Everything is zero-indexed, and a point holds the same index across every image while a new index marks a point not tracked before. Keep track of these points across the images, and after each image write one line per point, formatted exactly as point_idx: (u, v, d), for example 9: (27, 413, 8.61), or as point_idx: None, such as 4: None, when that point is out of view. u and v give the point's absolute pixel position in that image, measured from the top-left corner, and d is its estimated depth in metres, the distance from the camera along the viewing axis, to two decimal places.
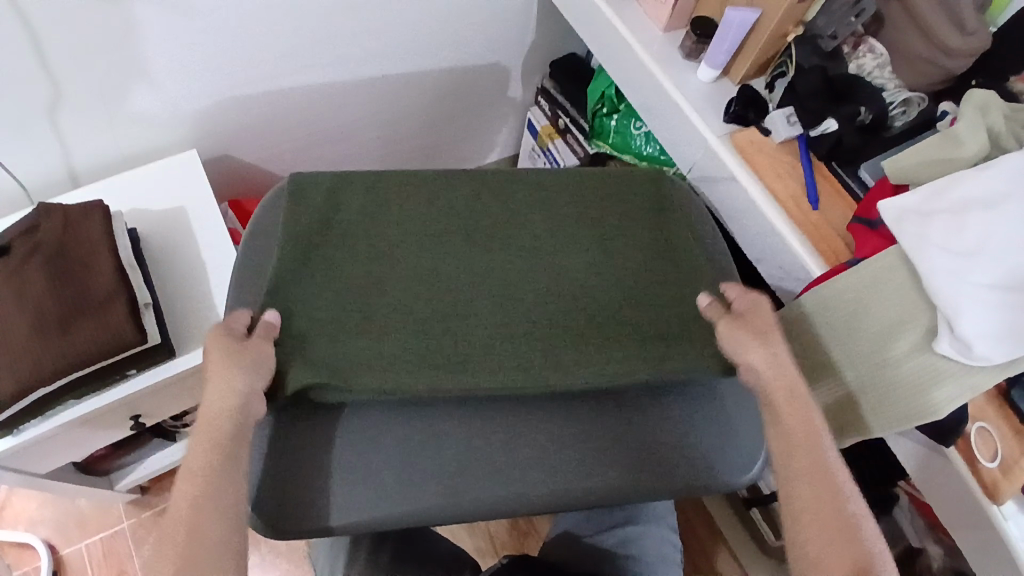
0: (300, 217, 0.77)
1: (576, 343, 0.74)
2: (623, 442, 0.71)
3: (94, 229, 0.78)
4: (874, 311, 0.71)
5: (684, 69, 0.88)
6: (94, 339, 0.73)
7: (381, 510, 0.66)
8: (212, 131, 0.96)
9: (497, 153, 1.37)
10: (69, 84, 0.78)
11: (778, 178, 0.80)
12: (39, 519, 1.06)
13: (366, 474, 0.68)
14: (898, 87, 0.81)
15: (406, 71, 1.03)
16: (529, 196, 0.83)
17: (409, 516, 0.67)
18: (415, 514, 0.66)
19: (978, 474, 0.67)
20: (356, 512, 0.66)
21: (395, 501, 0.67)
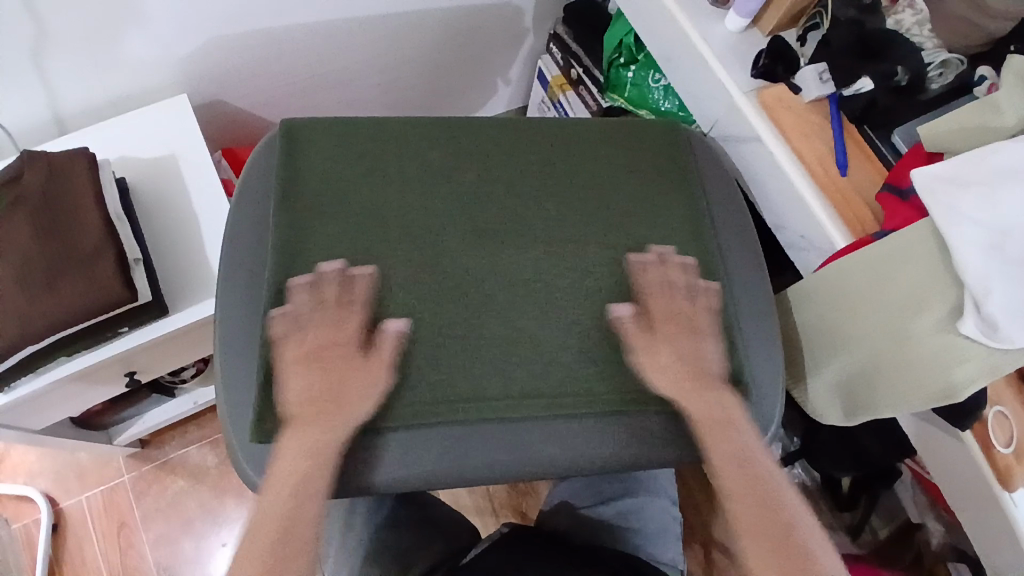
0: (286, 172, 0.73)
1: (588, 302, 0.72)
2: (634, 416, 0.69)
3: (78, 180, 0.73)
4: (899, 286, 0.67)
5: (710, 17, 0.81)
6: (81, 295, 0.69)
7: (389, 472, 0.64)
8: (204, 75, 0.90)
9: (504, 103, 1.31)
10: (50, 28, 0.72)
11: (805, 140, 0.75)
12: (38, 471, 1.06)
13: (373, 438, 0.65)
14: (937, 48, 0.74)
15: (410, 12, 0.96)
16: (530, 156, 0.77)
17: (416, 478, 0.65)
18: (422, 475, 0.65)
19: (992, 459, 0.65)
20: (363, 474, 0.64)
21: (402, 462, 0.64)
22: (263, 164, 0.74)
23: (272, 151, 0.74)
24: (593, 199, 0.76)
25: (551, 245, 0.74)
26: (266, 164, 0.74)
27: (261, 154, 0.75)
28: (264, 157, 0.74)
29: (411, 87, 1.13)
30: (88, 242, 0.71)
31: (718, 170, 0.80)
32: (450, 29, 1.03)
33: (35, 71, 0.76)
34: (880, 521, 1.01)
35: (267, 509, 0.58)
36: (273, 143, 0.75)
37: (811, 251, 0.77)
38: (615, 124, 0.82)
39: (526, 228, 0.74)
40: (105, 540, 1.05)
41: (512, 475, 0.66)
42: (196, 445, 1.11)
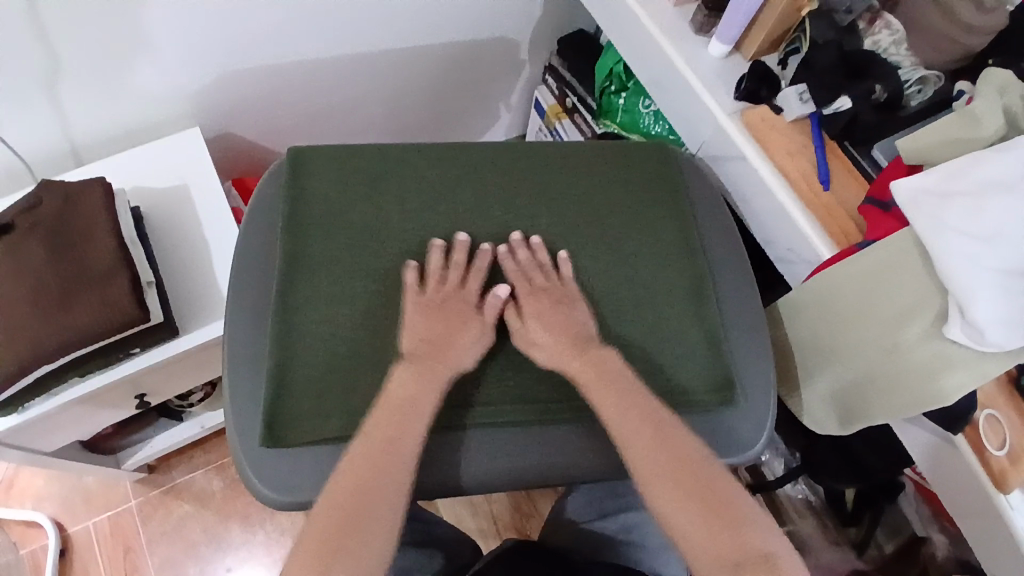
0: (290, 193, 0.76)
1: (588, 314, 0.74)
2: None
3: (94, 206, 0.77)
4: (887, 298, 0.69)
5: (695, 44, 0.86)
6: (94, 315, 0.72)
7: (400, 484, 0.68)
8: (215, 108, 0.95)
9: (504, 132, 1.35)
10: (68, 60, 0.77)
11: (789, 158, 0.78)
12: (46, 496, 1.08)
13: None
14: (914, 66, 0.78)
15: (411, 46, 1.01)
16: (523, 175, 0.81)
17: (425, 488, 0.69)
18: (431, 485, 0.68)
19: (986, 462, 0.66)
20: None
21: (411, 474, 0.68)
22: (268, 186, 0.78)
23: (277, 171, 0.78)
24: (583, 215, 0.79)
25: (545, 261, 0.76)
26: (271, 184, 0.78)
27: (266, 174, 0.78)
28: (269, 178, 0.78)
29: (412, 117, 1.17)
30: (102, 265, 0.74)
31: (706, 188, 0.83)
32: (449, 61, 1.09)
33: (54, 102, 0.81)
34: (885, 536, 1.01)
35: (327, 504, 0.58)
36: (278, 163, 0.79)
37: (800, 264, 0.79)
38: (606, 145, 0.85)
39: (519, 244, 0.77)
40: (110, 566, 1.06)
41: (517, 483, 0.70)
42: (202, 470, 1.12)
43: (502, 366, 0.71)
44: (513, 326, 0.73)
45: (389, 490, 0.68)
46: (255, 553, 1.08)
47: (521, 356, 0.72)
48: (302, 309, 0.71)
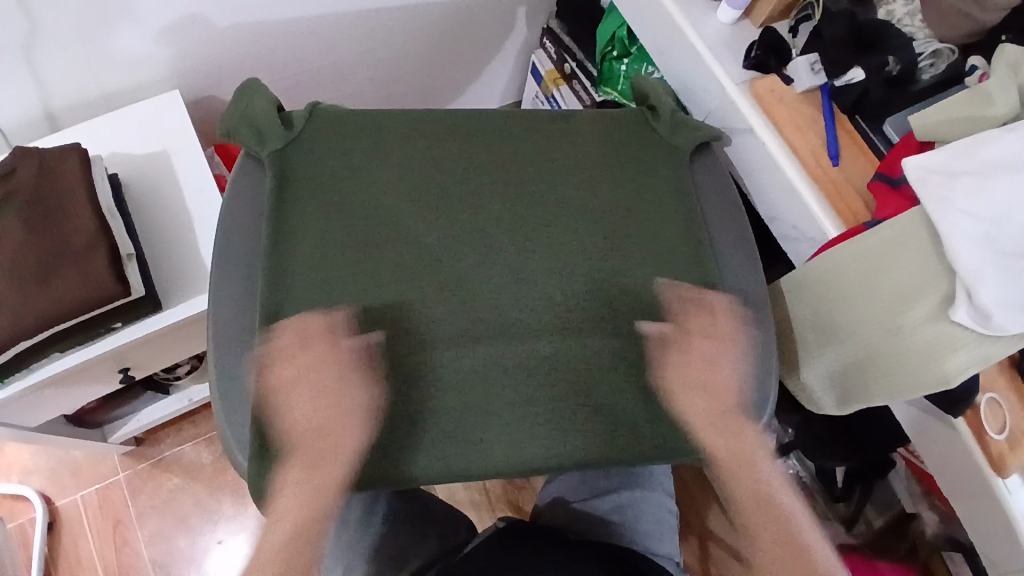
0: (274, 161, 0.72)
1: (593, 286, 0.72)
2: (631, 406, 0.70)
3: (71, 175, 0.73)
4: (892, 277, 0.67)
5: (703, 9, 0.81)
6: (73, 290, 0.69)
7: (392, 470, 0.66)
8: (197, 70, 0.90)
9: (498, 98, 1.31)
10: (47, 24, 0.72)
11: (798, 131, 0.75)
12: (33, 469, 1.06)
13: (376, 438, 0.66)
14: (927, 39, 0.74)
15: (404, 6, 0.96)
16: (520, 144, 0.77)
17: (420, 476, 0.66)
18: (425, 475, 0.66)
19: (986, 446, 0.66)
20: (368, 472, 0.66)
21: (405, 460, 0.66)
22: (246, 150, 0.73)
23: (255, 132, 0.73)
24: (583, 189, 0.76)
25: (547, 232, 0.74)
26: (249, 149, 0.73)
27: (242, 133, 0.74)
28: (247, 141, 0.73)
29: (404, 82, 1.13)
30: (80, 238, 0.70)
31: (711, 162, 0.80)
32: (443, 24, 1.03)
33: (28, 67, 0.76)
34: (874, 510, 1.03)
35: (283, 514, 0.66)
36: (257, 122, 0.74)
37: (804, 242, 0.77)
38: (608, 116, 0.82)
39: (515, 218, 0.74)
40: (101, 538, 1.05)
41: (512, 471, 0.68)
42: (191, 443, 1.11)
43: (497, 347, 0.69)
44: (508, 305, 0.71)
45: (381, 477, 0.66)
46: (247, 525, 1.08)
47: (524, 330, 0.70)
48: (291, 285, 0.68)
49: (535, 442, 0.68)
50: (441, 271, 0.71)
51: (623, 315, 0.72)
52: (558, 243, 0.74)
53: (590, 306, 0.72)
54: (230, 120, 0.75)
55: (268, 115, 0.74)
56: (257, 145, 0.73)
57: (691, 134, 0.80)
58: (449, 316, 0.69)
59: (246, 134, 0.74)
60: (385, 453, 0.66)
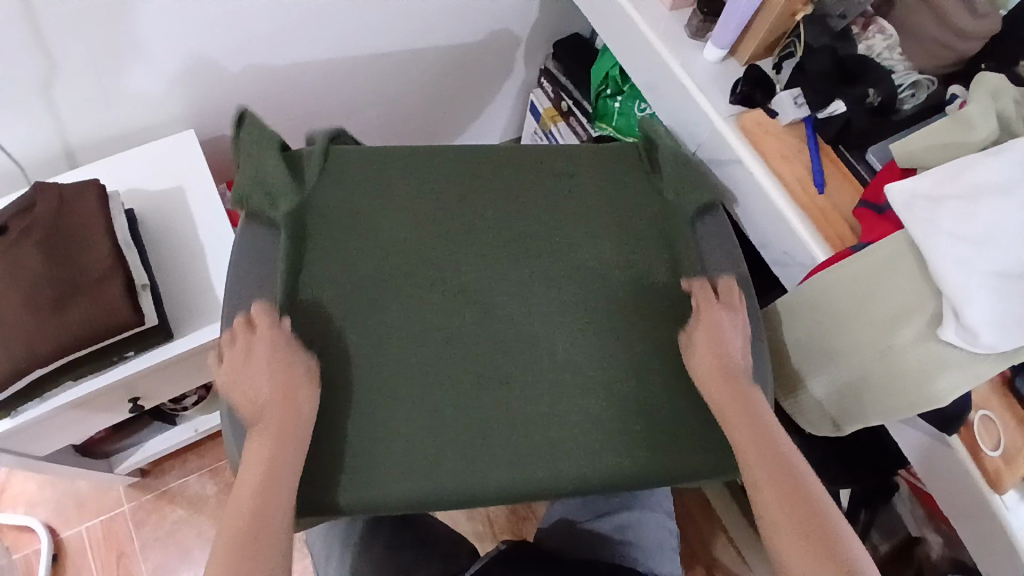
0: (289, 192, 0.76)
1: (591, 308, 0.75)
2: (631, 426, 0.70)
3: (88, 207, 0.76)
4: (881, 299, 0.69)
5: (691, 48, 0.86)
6: (88, 318, 0.71)
7: (411, 488, 0.66)
8: (211, 109, 0.94)
9: (499, 135, 1.35)
10: (65, 61, 0.77)
11: (783, 161, 0.78)
12: (38, 501, 1.07)
13: (379, 463, 0.67)
14: (907, 70, 0.79)
15: (408, 48, 1.01)
16: (518, 177, 0.81)
17: (441, 493, 0.66)
18: (447, 491, 0.66)
19: (981, 463, 0.67)
20: (379, 493, 0.66)
21: (421, 477, 0.66)
22: (242, 194, 0.73)
23: (256, 172, 0.74)
24: (579, 217, 0.80)
25: (546, 256, 0.77)
26: (255, 192, 0.73)
27: (242, 174, 0.74)
28: (246, 181, 0.74)
29: (407, 121, 1.17)
30: (97, 268, 0.74)
31: (703, 192, 0.82)
32: (445, 65, 1.08)
33: (51, 104, 0.80)
34: (880, 535, 0.99)
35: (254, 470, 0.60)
36: (256, 162, 0.74)
37: (795, 267, 0.79)
38: (601, 150, 0.85)
39: (511, 248, 0.77)
40: (103, 571, 1.05)
41: (529, 488, 0.68)
42: (196, 474, 1.11)
43: (498, 372, 0.71)
44: (509, 332, 0.73)
45: (392, 499, 0.66)
46: None
47: (531, 349, 0.73)
48: (298, 312, 0.71)
49: (530, 464, 0.68)
50: (440, 299, 0.74)
51: (624, 333, 0.74)
52: (556, 269, 0.77)
53: (587, 331, 0.74)
54: (239, 191, 0.74)
55: (265, 154, 0.75)
56: (255, 182, 0.74)
57: (682, 167, 0.82)
58: (449, 343, 0.72)
59: (259, 202, 0.73)
60: (398, 473, 0.66)
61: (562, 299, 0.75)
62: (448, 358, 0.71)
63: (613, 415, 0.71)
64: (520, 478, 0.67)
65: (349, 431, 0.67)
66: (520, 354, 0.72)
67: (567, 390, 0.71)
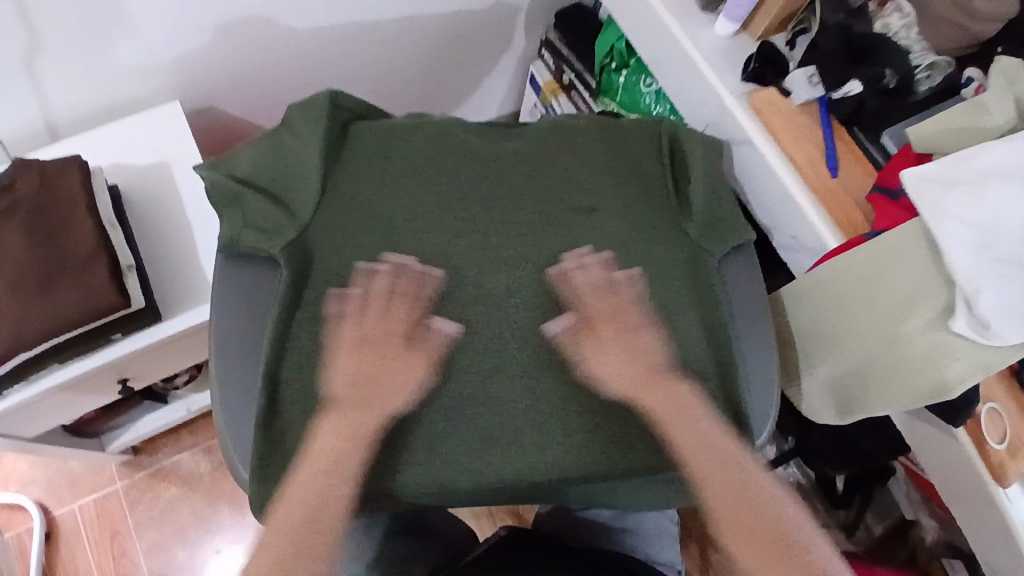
0: (275, 172, 0.71)
1: (601, 292, 0.68)
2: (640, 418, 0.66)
3: (72, 186, 0.73)
4: (890, 287, 0.67)
5: (701, 22, 0.82)
6: (73, 301, 0.69)
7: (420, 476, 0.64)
8: (198, 80, 0.90)
9: (498, 109, 1.31)
10: (49, 34, 0.72)
11: (795, 142, 0.76)
12: (30, 480, 1.05)
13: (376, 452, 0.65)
14: (925, 50, 0.74)
15: (402, 17, 0.96)
16: (525, 148, 0.74)
17: (451, 482, 0.64)
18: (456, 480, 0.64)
19: (985, 456, 0.66)
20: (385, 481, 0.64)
21: (430, 465, 0.64)
22: (230, 195, 0.70)
23: (256, 164, 0.72)
24: (586, 192, 0.72)
25: (548, 231, 0.70)
26: (240, 187, 0.70)
27: (239, 167, 0.72)
28: (241, 178, 0.71)
29: (402, 93, 1.13)
30: (82, 249, 0.71)
31: (723, 191, 0.74)
32: (442, 34, 1.04)
33: (29, 76, 0.76)
34: (875, 518, 1.00)
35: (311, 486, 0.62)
36: (258, 154, 0.72)
37: (803, 253, 0.77)
38: (614, 127, 0.78)
39: (512, 223, 0.70)
40: (98, 549, 1.04)
41: (538, 479, 0.64)
42: (189, 453, 1.10)
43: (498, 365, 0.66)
44: (512, 312, 0.68)
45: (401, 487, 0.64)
46: (246, 535, 1.07)
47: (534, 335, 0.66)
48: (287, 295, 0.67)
49: (527, 463, 0.65)
50: (438, 284, 0.68)
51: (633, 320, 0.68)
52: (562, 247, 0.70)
53: (591, 318, 0.68)
54: (225, 235, 0.69)
55: (264, 143, 0.72)
56: (253, 171, 0.71)
57: (700, 158, 0.74)
58: (445, 332, 0.66)
59: (249, 242, 0.68)
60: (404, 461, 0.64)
61: (573, 281, 0.68)
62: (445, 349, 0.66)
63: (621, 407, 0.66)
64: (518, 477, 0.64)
65: (342, 429, 0.65)
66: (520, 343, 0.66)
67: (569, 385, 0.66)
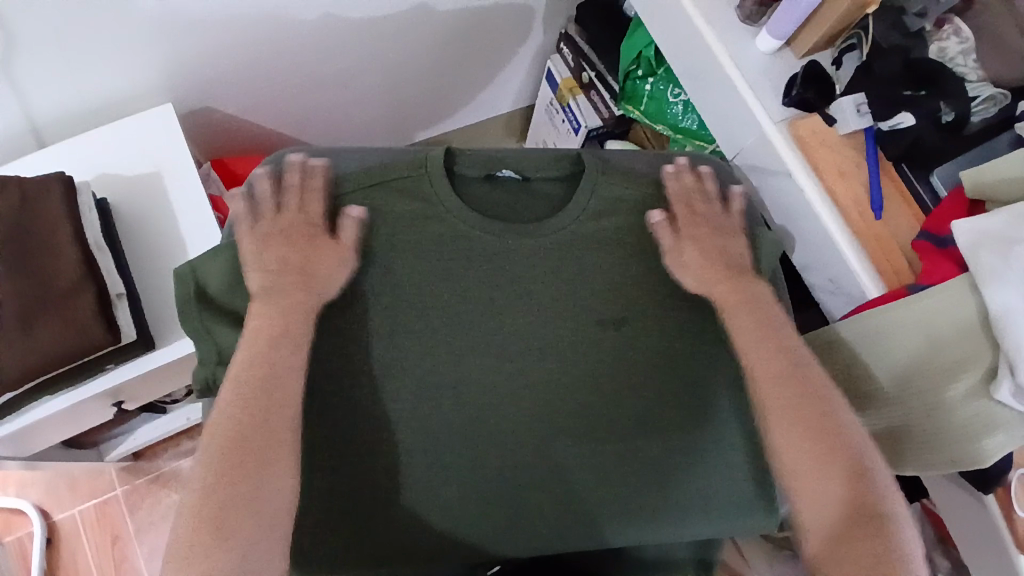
0: (246, 260, 0.62)
1: (611, 395, 0.67)
2: (657, 480, 0.67)
3: (55, 209, 0.68)
4: (932, 349, 0.63)
5: (741, 35, 0.75)
6: (59, 337, 0.65)
7: (447, 532, 0.65)
8: (192, 79, 0.83)
9: (512, 104, 1.23)
10: (21, 34, 0.66)
11: (839, 178, 0.70)
12: (28, 483, 1.04)
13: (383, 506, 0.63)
14: (981, 80, 0.68)
15: (411, 10, 0.89)
16: (544, 253, 0.66)
17: (479, 538, 0.66)
18: (488, 536, 0.66)
19: (1013, 524, 0.63)
20: (410, 535, 0.65)
21: (455, 520, 0.65)
22: (203, 322, 0.61)
23: (233, 284, 0.62)
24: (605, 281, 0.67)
25: (569, 278, 0.66)
26: (217, 315, 0.61)
27: (210, 281, 0.62)
28: (217, 301, 0.62)
29: (410, 88, 1.05)
30: (66, 279, 0.66)
31: (772, 291, 0.68)
32: (453, 28, 0.96)
33: (8, 81, 0.70)
34: None
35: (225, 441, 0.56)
36: (236, 269, 0.62)
37: (840, 297, 0.72)
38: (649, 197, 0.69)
39: (529, 342, 0.66)
40: (97, 554, 1.03)
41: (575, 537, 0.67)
42: (189, 458, 1.08)
43: (511, 475, 0.65)
44: (521, 393, 0.65)
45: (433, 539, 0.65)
46: None
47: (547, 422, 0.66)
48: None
49: (557, 518, 0.66)
50: (449, 383, 0.64)
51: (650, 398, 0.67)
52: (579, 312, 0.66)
53: (595, 377, 0.67)
54: (201, 376, 0.61)
55: (241, 253, 0.62)
56: (229, 292, 0.62)
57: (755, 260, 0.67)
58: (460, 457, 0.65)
59: (231, 378, 0.60)
60: (426, 518, 0.65)
61: (586, 401, 0.66)
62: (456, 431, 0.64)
63: (638, 481, 0.67)
64: (540, 534, 0.66)
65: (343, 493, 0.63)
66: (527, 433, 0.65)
67: (583, 447, 0.66)
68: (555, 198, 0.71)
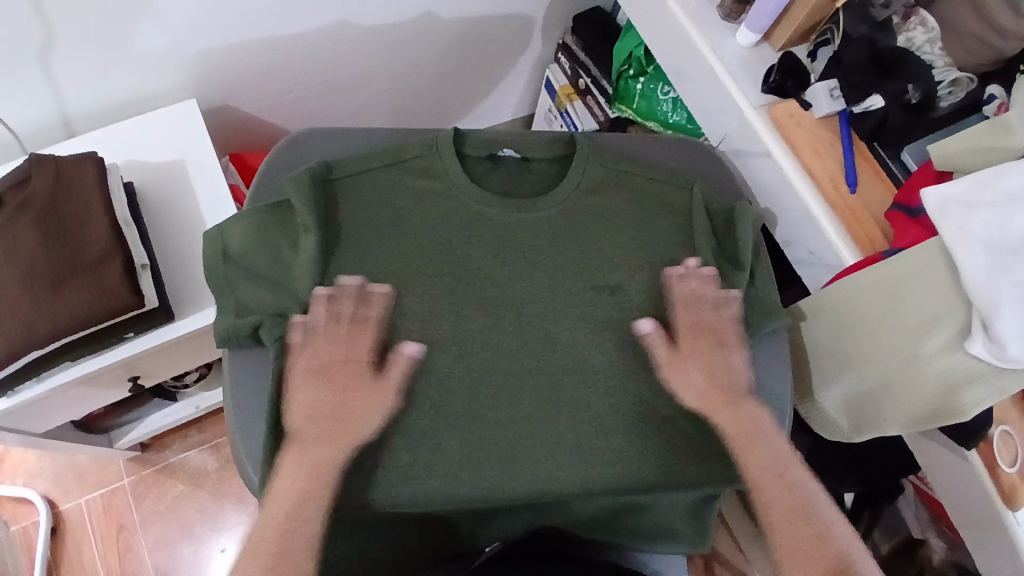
0: (265, 226, 0.67)
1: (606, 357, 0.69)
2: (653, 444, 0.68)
3: (86, 185, 0.73)
4: (909, 309, 0.67)
5: (722, 31, 0.81)
6: (85, 301, 0.69)
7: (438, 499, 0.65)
8: (215, 78, 0.89)
9: (512, 113, 1.30)
10: (64, 29, 0.72)
11: (815, 156, 0.75)
12: (38, 472, 1.06)
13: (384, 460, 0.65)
14: (947, 66, 0.74)
15: (418, 19, 0.96)
16: (543, 219, 0.70)
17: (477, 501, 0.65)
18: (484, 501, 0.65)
19: (997, 478, 0.65)
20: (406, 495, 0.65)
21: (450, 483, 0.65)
22: (226, 280, 0.66)
23: (250, 246, 0.66)
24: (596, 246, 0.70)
25: (568, 244, 0.70)
26: (237, 275, 0.66)
27: (232, 243, 0.67)
28: (238, 262, 0.67)
29: (416, 96, 1.12)
30: (94, 249, 0.71)
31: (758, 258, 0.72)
32: (457, 37, 1.03)
33: (48, 74, 0.76)
34: (882, 536, 0.98)
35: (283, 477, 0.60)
36: (254, 233, 0.67)
37: (821, 268, 0.76)
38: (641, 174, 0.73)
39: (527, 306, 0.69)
40: (103, 543, 1.05)
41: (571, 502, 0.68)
42: (197, 449, 1.10)
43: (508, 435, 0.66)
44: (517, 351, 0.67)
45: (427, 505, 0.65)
46: None
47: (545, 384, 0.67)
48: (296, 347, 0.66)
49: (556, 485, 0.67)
50: (450, 343, 0.67)
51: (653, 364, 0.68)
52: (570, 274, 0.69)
53: (589, 336, 0.69)
54: (222, 330, 0.65)
55: (262, 219, 0.67)
56: (246, 254, 0.67)
57: (747, 229, 0.71)
58: (462, 417, 0.66)
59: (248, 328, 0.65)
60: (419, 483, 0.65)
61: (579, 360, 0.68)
62: (457, 388, 0.66)
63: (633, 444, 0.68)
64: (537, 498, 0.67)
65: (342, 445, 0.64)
66: (523, 387, 0.67)
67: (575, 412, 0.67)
68: (553, 178, 0.76)
